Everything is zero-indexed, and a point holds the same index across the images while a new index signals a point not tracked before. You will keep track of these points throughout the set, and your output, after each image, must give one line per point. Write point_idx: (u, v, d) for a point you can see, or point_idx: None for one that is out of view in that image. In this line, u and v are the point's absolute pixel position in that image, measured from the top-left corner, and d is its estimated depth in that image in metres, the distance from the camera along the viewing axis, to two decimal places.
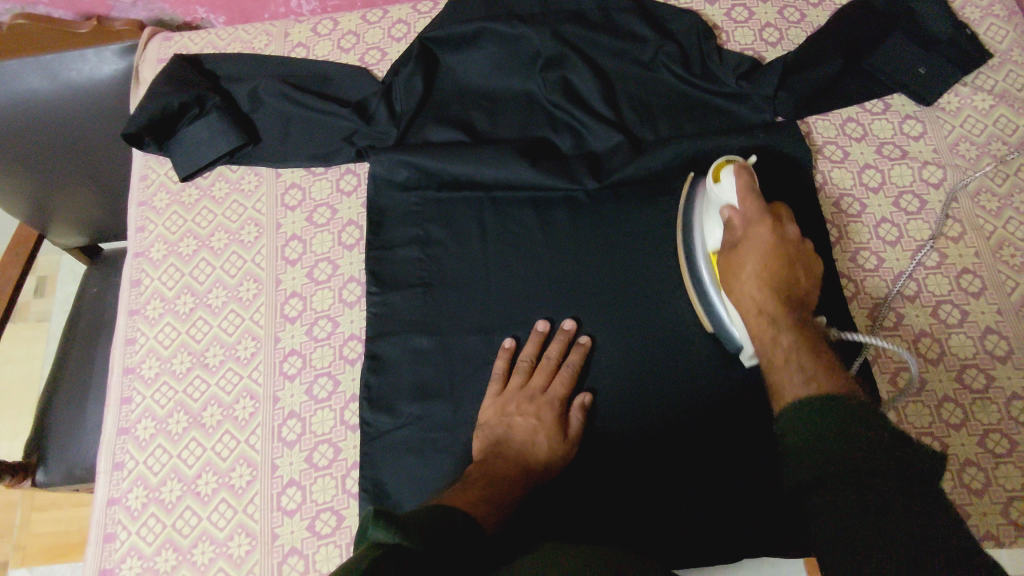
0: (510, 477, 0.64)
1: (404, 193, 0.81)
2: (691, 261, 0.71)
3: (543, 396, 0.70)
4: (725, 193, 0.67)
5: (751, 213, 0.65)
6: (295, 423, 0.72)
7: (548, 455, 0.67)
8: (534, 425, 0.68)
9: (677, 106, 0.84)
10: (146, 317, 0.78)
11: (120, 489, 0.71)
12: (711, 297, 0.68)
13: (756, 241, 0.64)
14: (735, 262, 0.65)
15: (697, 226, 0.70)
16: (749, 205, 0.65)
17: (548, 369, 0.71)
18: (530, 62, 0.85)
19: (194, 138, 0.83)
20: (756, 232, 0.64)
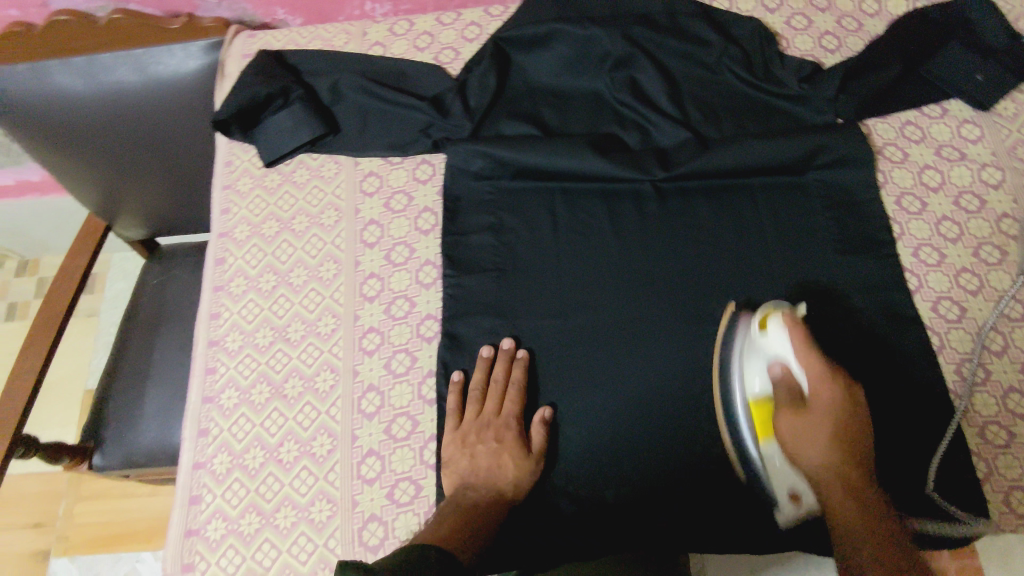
0: (487, 506, 0.66)
1: (479, 182, 0.85)
2: (725, 380, 0.69)
3: (498, 419, 0.71)
4: (772, 344, 0.65)
5: (818, 372, 0.63)
6: (374, 396, 0.75)
7: (517, 474, 0.69)
8: (495, 451, 0.69)
9: (740, 107, 0.87)
10: (230, 293, 0.81)
11: (205, 454, 0.74)
12: (744, 426, 0.67)
13: (823, 402, 0.62)
14: (802, 427, 0.62)
15: (738, 367, 0.68)
16: (808, 365, 0.63)
17: (499, 392, 0.72)
18: (600, 62, 0.89)
19: (279, 126, 0.87)
20: (824, 394, 0.62)
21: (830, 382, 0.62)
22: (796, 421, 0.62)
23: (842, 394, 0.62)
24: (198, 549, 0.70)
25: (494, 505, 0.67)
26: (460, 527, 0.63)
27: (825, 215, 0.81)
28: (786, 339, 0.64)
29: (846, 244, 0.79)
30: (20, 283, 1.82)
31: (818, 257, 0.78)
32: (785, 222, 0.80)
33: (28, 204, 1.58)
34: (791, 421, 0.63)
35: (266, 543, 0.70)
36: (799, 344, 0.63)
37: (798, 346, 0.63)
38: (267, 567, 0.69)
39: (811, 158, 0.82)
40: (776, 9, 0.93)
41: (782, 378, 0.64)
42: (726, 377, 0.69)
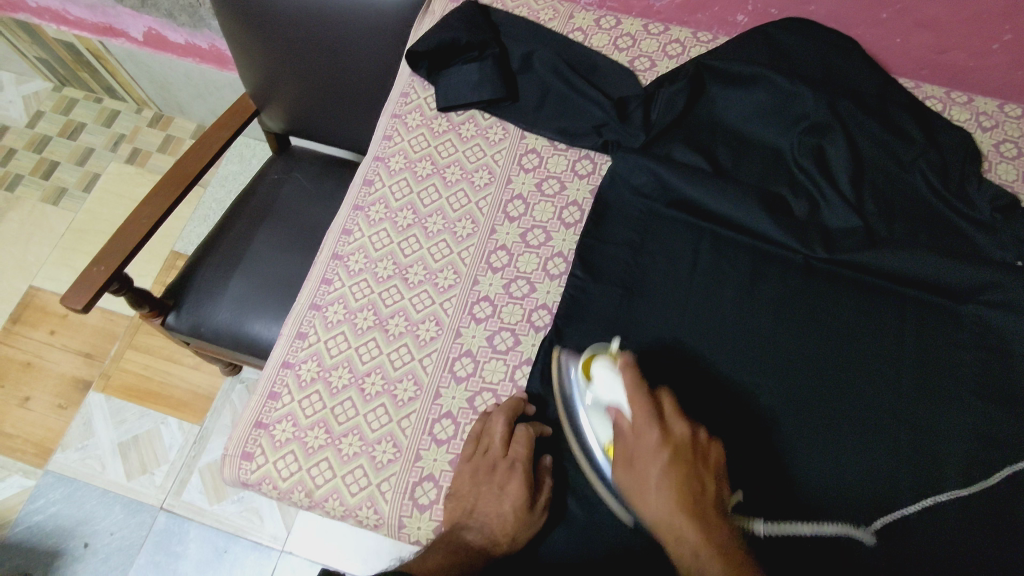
0: (479, 549, 0.60)
1: (636, 196, 0.83)
2: (579, 434, 0.68)
3: (504, 460, 0.66)
4: (604, 392, 0.64)
5: (638, 418, 0.60)
6: (468, 361, 0.75)
7: (517, 524, 0.63)
8: (498, 494, 0.64)
9: (918, 214, 0.82)
10: (368, 216, 0.83)
11: (297, 356, 0.75)
12: (596, 456, 0.66)
13: (645, 451, 0.58)
14: (635, 475, 0.58)
15: (584, 419, 0.67)
16: (637, 408, 0.60)
17: (506, 432, 0.67)
18: (793, 121, 0.86)
19: (464, 77, 0.88)
20: (643, 438, 0.59)
21: (654, 422, 0.59)
22: (627, 474, 0.59)
23: (665, 437, 0.58)
24: (261, 442, 0.71)
25: (485, 556, 0.60)
26: (444, 563, 0.57)
27: (974, 353, 0.75)
28: (613, 382, 0.63)
29: (982, 389, 0.74)
30: (150, 134, 1.91)
31: (954, 392, 0.74)
32: (930, 346, 0.76)
33: (187, 66, 1.64)
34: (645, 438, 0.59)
35: (324, 462, 0.70)
36: (625, 388, 0.62)
37: (629, 390, 0.61)
38: (318, 484, 0.69)
39: (977, 289, 0.77)
40: (989, 129, 0.89)
41: (620, 420, 0.62)
42: (578, 421, 0.68)
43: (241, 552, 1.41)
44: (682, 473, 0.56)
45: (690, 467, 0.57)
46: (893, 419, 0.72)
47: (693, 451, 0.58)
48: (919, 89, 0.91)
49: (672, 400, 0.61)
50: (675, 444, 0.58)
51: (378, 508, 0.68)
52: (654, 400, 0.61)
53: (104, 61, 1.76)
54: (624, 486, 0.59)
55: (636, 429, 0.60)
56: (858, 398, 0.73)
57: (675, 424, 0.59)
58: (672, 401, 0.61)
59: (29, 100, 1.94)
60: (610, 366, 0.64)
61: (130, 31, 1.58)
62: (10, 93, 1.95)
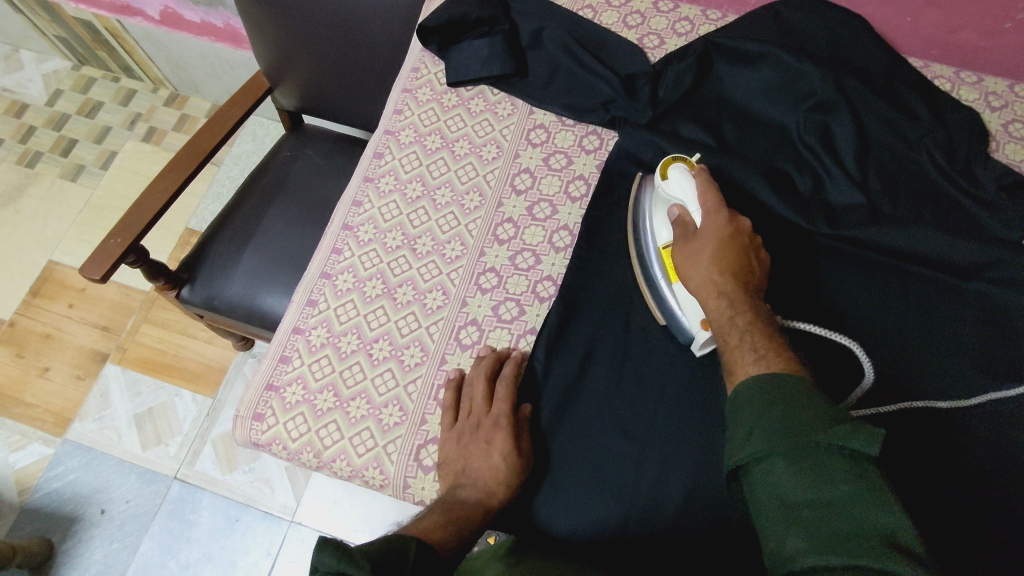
0: (476, 506, 0.63)
1: (641, 171, 0.84)
2: (637, 237, 0.76)
3: (488, 416, 0.68)
4: (674, 191, 0.71)
5: (708, 206, 0.68)
6: (473, 330, 0.76)
7: (508, 471, 0.65)
8: (486, 449, 0.66)
9: (924, 192, 0.82)
10: (378, 188, 0.84)
11: (307, 322, 0.77)
12: (653, 260, 0.73)
13: (709, 228, 0.67)
14: (693, 250, 0.67)
15: (648, 220, 0.75)
16: (705, 199, 0.68)
17: (483, 391, 0.70)
18: (800, 99, 0.87)
19: (473, 53, 0.89)
20: (710, 224, 0.67)
21: (720, 210, 0.67)
22: (685, 247, 0.68)
23: (730, 223, 0.66)
24: (272, 404, 0.74)
25: (483, 508, 0.63)
26: (441, 522, 0.61)
27: (975, 330, 0.76)
28: (686, 183, 0.70)
29: (982, 363, 0.74)
30: (166, 113, 1.93)
31: (955, 366, 0.74)
32: (931, 320, 0.76)
33: (202, 45, 1.66)
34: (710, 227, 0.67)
35: (333, 424, 0.72)
36: (694, 184, 0.70)
37: (698, 188, 0.69)
38: (326, 445, 0.71)
39: (981, 267, 0.78)
40: (998, 109, 0.88)
41: (683, 216, 0.70)
42: (642, 222, 0.76)
43: (253, 521, 1.45)
44: (733, 255, 0.65)
45: (743, 253, 0.66)
46: (894, 390, 0.73)
47: (751, 246, 0.67)
48: (928, 68, 0.91)
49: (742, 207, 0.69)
50: (738, 229, 0.67)
51: (385, 468, 0.70)
52: (724, 203, 0.69)
53: (121, 40, 1.78)
54: (679, 258, 0.68)
55: (697, 228, 0.68)
56: (860, 370, 0.74)
57: (741, 219, 0.67)
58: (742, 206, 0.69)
59: (49, 78, 1.98)
60: (686, 169, 0.71)
61: (147, 10, 1.60)
62: (30, 72, 1.98)
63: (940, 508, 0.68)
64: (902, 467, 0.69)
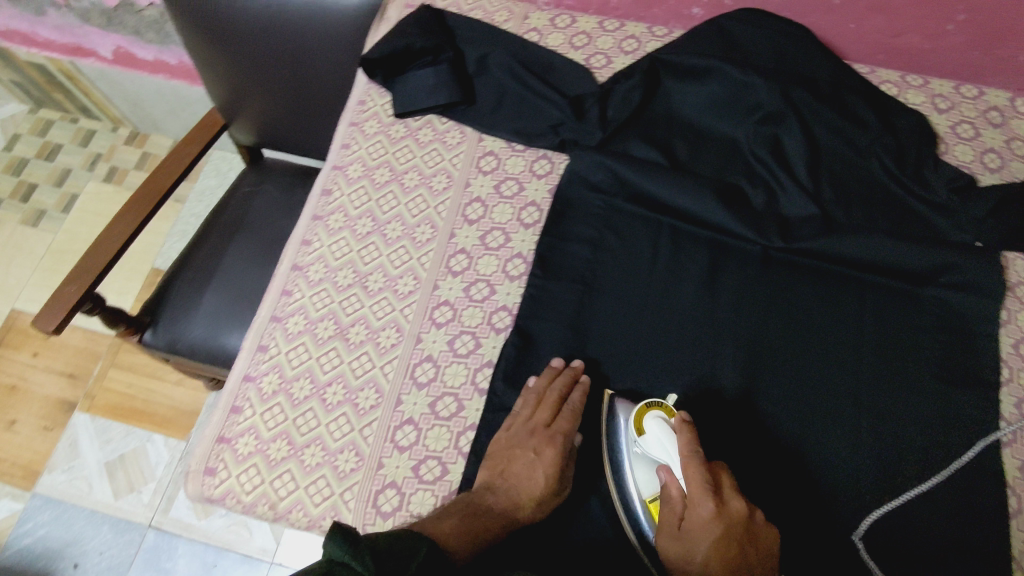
0: (500, 515, 0.63)
1: (592, 193, 0.83)
2: (619, 485, 0.67)
3: (546, 432, 0.68)
4: (655, 449, 0.65)
5: (693, 484, 0.60)
6: (429, 367, 0.75)
7: (545, 493, 0.64)
8: (531, 461, 0.65)
9: (877, 200, 0.82)
10: (327, 225, 0.83)
11: (258, 369, 0.75)
12: (637, 512, 0.65)
13: (697, 519, 0.59)
14: (683, 545, 0.60)
15: (628, 473, 0.66)
16: (692, 474, 0.61)
17: (552, 406, 0.68)
18: (748, 112, 0.86)
19: (419, 83, 0.88)
20: (696, 509, 0.60)
21: (709, 493, 0.60)
22: (674, 543, 0.60)
23: (720, 512, 0.59)
24: (224, 457, 0.71)
25: (507, 517, 0.64)
26: (461, 527, 0.60)
27: (934, 336, 0.75)
28: (665, 439, 0.64)
29: (943, 371, 0.74)
30: (127, 152, 1.90)
31: (916, 374, 0.74)
32: (889, 327, 0.76)
33: (158, 83, 1.64)
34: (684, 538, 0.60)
35: (287, 474, 0.70)
36: (679, 446, 0.63)
37: (682, 454, 0.62)
38: (281, 496, 0.69)
39: (935, 272, 0.77)
40: (945, 112, 0.88)
41: (671, 483, 0.62)
42: (621, 467, 0.67)
43: (231, 565, 1.41)
44: (728, 572, 0.57)
45: (741, 553, 0.58)
46: (855, 403, 0.72)
47: (747, 534, 0.59)
48: (875, 74, 0.92)
49: (729, 478, 0.62)
50: (728, 519, 0.59)
51: (342, 517, 0.68)
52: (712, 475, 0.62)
53: (76, 81, 1.75)
54: (670, 553, 0.60)
55: (688, 510, 0.60)
56: (821, 383, 0.74)
57: (730, 500, 0.60)
58: (728, 479, 0.62)
59: (5, 123, 1.94)
60: (665, 425, 0.65)
61: (99, 50, 1.58)
62: None
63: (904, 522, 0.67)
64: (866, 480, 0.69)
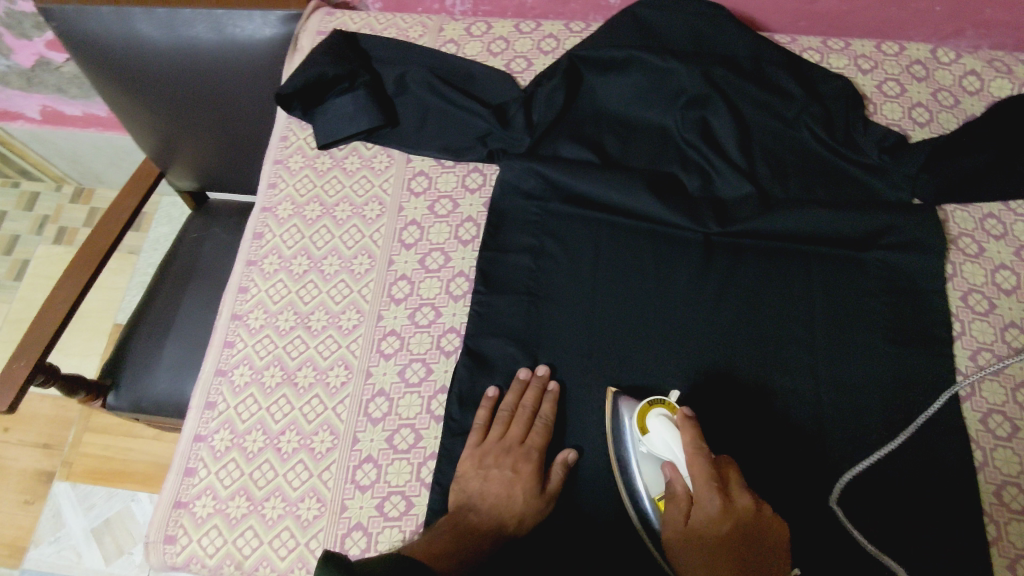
0: (485, 534, 0.63)
1: (528, 201, 0.81)
2: (618, 447, 0.67)
3: (521, 448, 0.68)
4: (660, 448, 0.64)
5: (697, 475, 0.58)
6: (382, 401, 0.73)
7: (526, 509, 0.65)
8: (510, 478, 0.66)
9: (811, 170, 0.82)
10: (262, 270, 0.81)
11: (208, 428, 0.73)
12: (639, 493, 0.65)
13: (704, 516, 0.58)
14: (687, 544, 0.59)
15: (631, 425, 0.66)
16: (696, 469, 0.59)
17: (525, 421, 0.68)
18: (673, 97, 0.85)
19: (338, 112, 0.86)
20: (703, 500, 0.58)
21: (715, 488, 0.57)
22: (681, 541, 0.59)
23: (726, 508, 0.57)
24: (183, 522, 0.69)
25: (491, 537, 0.63)
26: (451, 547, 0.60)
27: (882, 300, 0.75)
28: (669, 440, 0.63)
29: (896, 333, 0.73)
30: (74, 210, 1.86)
31: (870, 339, 0.73)
32: (839, 297, 0.75)
33: (92, 137, 1.60)
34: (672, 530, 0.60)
35: (249, 531, 0.68)
36: (683, 445, 0.61)
37: (687, 451, 0.60)
38: (246, 554, 0.67)
39: (877, 235, 0.77)
40: (869, 71, 0.88)
41: (676, 481, 0.61)
42: (620, 437, 0.67)
43: None
44: (734, 550, 0.57)
45: (742, 547, 0.57)
46: (814, 377, 0.72)
47: (750, 529, 0.57)
48: (796, 43, 0.91)
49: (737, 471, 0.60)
50: (734, 515, 0.57)
51: (311, 566, 0.67)
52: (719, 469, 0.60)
53: (10, 146, 1.71)
54: (671, 539, 0.60)
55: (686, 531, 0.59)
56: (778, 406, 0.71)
57: (736, 497, 0.58)
58: (736, 472, 0.60)
59: None
60: (669, 425, 0.63)
61: (26, 112, 1.54)
62: None
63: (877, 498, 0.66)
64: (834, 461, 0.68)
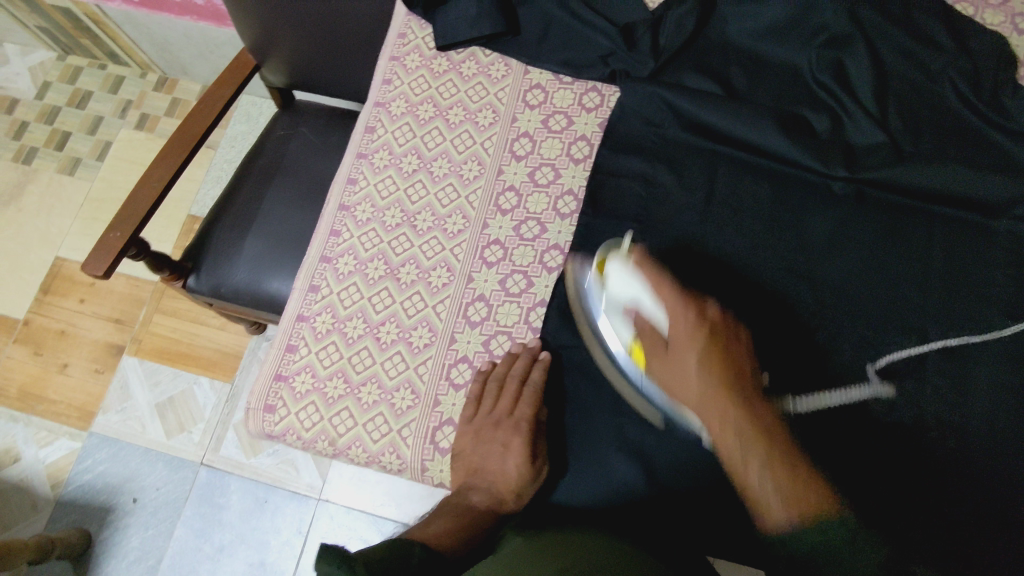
0: (485, 511, 0.63)
1: (647, 127, 0.80)
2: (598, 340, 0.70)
3: (509, 419, 0.66)
4: (619, 290, 0.65)
5: (669, 303, 0.61)
6: (481, 306, 0.74)
7: (522, 483, 0.64)
8: (501, 452, 0.65)
9: (948, 128, 0.78)
10: (372, 164, 0.81)
11: (311, 309, 0.76)
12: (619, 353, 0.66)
13: (681, 337, 0.59)
14: (675, 370, 0.58)
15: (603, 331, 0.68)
16: (663, 298, 0.62)
17: (514, 390, 0.67)
18: (811, 36, 0.81)
19: (460, 13, 0.84)
20: (677, 331, 0.60)
21: (687, 308, 0.60)
22: (663, 367, 0.59)
23: (701, 317, 0.60)
24: (283, 395, 0.73)
25: (494, 513, 0.63)
26: (451, 531, 0.61)
27: (1005, 272, 0.72)
28: (628, 278, 0.64)
29: (1015, 307, 0.71)
30: (156, 98, 1.88)
31: (986, 309, 0.71)
32: (958, 263, 0.72)
33: (184, 24, 1.60)
34: (658, 366, 0.60)
35: (345, 411, 0.71)
36: (644, 277, 0.63)
37: (650, 282, 0.63)
38: (340, 432, 0.70)
39: (1010, 203, 0.73)
40: None
41: (646, 322, 0.62)
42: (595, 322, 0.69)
43: (281, 501, 1.43)
44: (716, 358, 0.57)
45: (730, 386, 0.55)
46: (922, 339, 0.70)
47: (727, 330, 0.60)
48: None
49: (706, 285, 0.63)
50: (709, 325, 0.59)
51: (401, 453, 0.69)
52: (699, 305, 0.61)
53: (102, 25, 1.72)
54: (662, 380, 0.60)
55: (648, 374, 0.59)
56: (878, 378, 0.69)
57: (706, 306, 0.61)
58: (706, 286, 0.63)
59: (36, 71, 1.93)
60: (623, 266, 0.65)
61: None
62: (16, 66, 1.94)
63: (981, 480, 0.65)
64: (940, 451, 0.66)
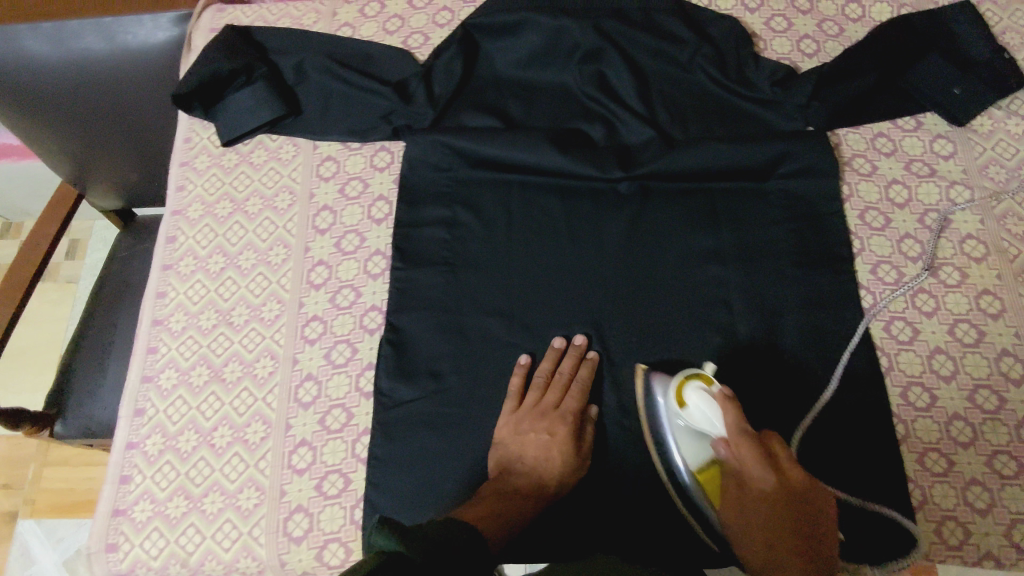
0: (524, 495, 0.64)
1: (437, 173, 0.82)
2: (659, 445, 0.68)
3: (556, 412, 0.69)
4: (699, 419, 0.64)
5: (748, 457, 0.61)
6: (311, 385, 0.74)
7: (565, 470, 0.67)
8: (548, 440, 0.68)
9: (708, 110, 0.84)
10: (179, 272, 0.81)
11: (139, 434, 0.73)
12: (679, 472, 0.67)
13: (757, 488, 0.60)
14: (743, 515, 0.61)
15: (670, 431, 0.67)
16: (744, 451, 0.61)
17: (562, 386, 0.70)
18: (569, 54, 0.87)
19: (239, 105, 0.85)
20: (755, 474, 0.60)
21: (769, 470, 0.60)
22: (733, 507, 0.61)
23: (778, 479, 0.60)
24: (123, 529, 0.70)
25: (533, 497, 0.65)
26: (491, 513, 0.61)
27: (783, 227, 0.77)
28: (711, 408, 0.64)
29: (801, 255, 0.76)
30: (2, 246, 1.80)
31: (777, 265, 0.76)
32: (743, 230, 0.78)
33: (8, 168, 1.55)
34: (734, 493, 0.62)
35: (191, 528, 0.69)
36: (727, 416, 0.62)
37: (731, 432, 0.62)
38: (189, 551, 0.68)
39: (774, 164, 0.79)
40: (756, 10, 0.90)
41: (727, 454, 0.63)
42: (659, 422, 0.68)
43: None
44: (794, 520, 0.59)
45: (796, 515, 0.59)
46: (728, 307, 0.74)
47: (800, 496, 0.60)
48: None
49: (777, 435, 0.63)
50: (789, 486, 0.60)
51: (255, 554, 0.68)
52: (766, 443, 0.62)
53: None
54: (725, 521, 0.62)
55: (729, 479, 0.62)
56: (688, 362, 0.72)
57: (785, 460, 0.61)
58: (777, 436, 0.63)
59: None
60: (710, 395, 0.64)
61: None
62: None
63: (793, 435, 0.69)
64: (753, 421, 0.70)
